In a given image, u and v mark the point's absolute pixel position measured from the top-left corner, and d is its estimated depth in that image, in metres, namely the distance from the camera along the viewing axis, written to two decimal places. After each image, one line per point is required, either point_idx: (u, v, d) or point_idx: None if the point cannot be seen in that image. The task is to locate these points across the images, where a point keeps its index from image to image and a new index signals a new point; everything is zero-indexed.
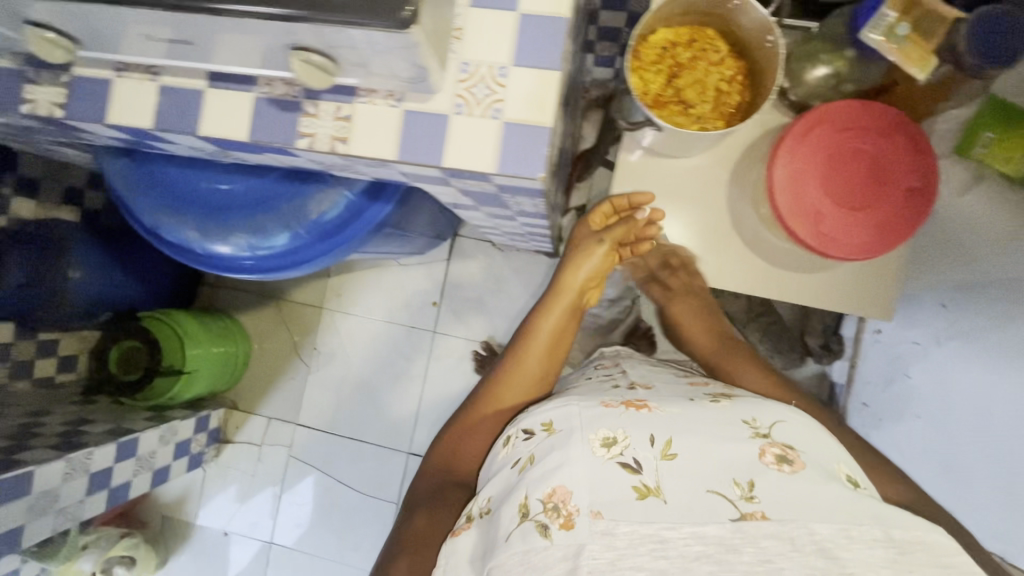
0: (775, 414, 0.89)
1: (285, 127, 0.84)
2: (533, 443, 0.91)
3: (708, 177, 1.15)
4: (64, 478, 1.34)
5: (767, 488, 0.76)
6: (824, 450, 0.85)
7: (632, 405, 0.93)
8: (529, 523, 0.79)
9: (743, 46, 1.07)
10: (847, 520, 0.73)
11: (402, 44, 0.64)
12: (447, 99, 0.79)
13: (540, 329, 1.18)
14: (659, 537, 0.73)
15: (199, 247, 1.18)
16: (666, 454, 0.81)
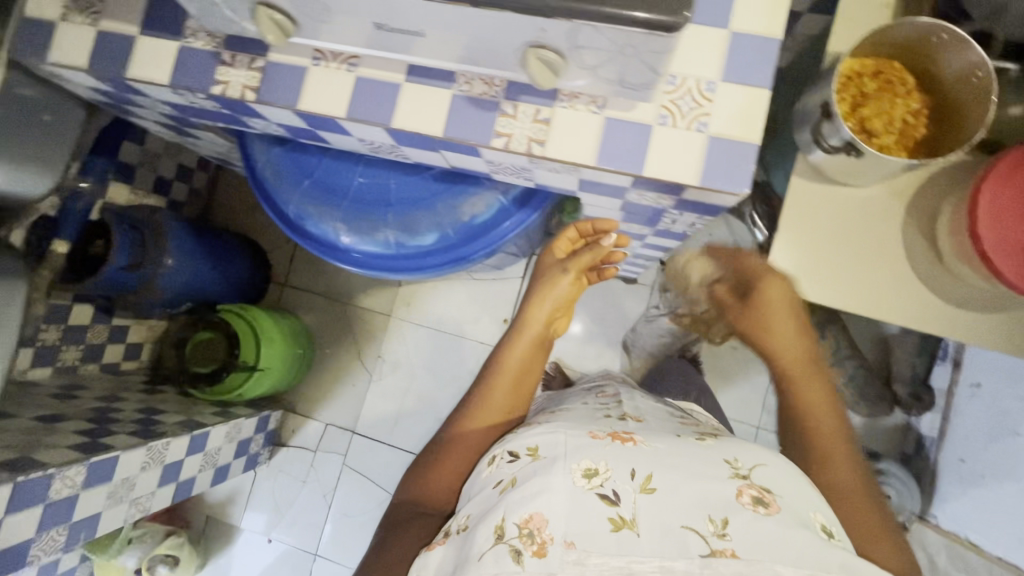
0: (755, 449, 0.61)
1: (289, 87, 0.61)
2: (517, 462, 0.61)
3: (872, 220, 0.65)
4: (143, 469, 1.03)
5: (745, 528, 0.51)
6: (802, 489, 0.57)
7: (615, 430, 0.63)
8: (497, 548, 0.53)
9: (944, 87, 0.61)
10: (825, 564, 0.49)
11: (560, 35, 0.45)
12: (650, 106, 0.55)
13: (509, 365, 0.78)
14: (627, 572, 0.50)
15: (344, 238, 0.74)
16: (647, 487, 0.55)
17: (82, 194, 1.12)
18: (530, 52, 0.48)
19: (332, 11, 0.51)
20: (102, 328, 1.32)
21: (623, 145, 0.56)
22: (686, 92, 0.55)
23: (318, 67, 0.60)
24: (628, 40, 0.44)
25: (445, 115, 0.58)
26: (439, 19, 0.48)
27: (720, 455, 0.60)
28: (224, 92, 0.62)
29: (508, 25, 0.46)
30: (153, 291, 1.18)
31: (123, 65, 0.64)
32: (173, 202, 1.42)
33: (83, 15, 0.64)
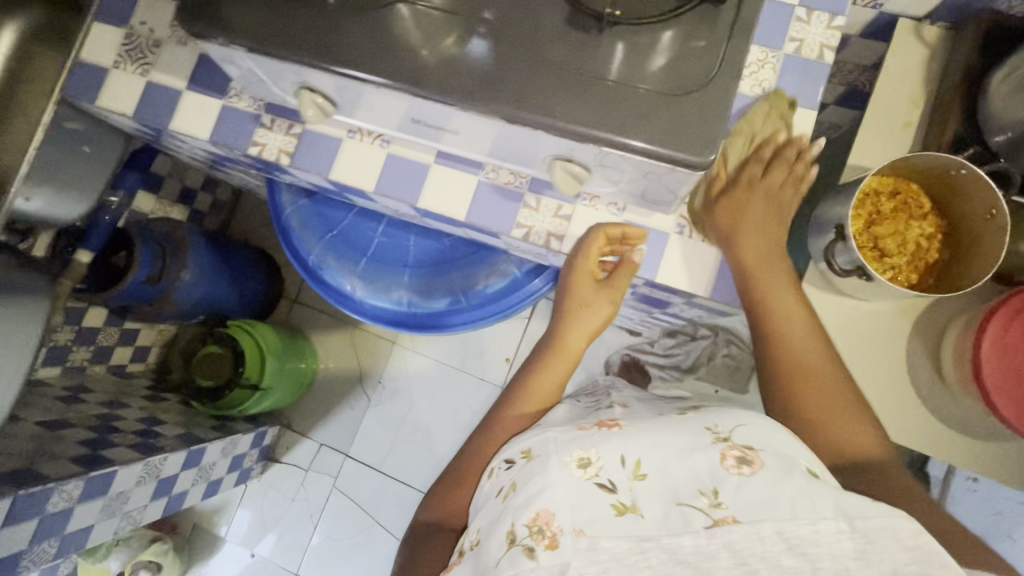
0: (733, 412, 0.56)
1: (323, 158, 0.63)
2: (512, 468, 0.56)
3: (880, 336, 0.65)
4: (138, 484, 1.05)
5: (737, 491, 0.47)
6: (786, 439, 0.52)
7: (600, 420, 0.59)
8: (510, 555, 0.48)
9: (959, 218, 0.62)
10: (816, 505, 0.45)
11: (586, 152, 0.47)
12: (667, 216, 0.57)
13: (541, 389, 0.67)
14: (639, 552, 0.46)
15: (359, 293, 0.76)
16: (638, 473, 0.51)
17: (111, 208, 1.16)
18: (558, 163, 0.50)
19: (373, 102, 0.53)
20: (114, 330, 1.32)
21: (640, 248, 0.58)
22: (704, 205, 0.57)
23: (352, 140, 0.62)
24: (651, 168, 0.46)
25: (470, 201, 0.60)
26: (473, 123, 0.50)
27: (698, 423, 0.55)
28: (260, 154, 0.64)
29: (539, 139, 0.48)
30: (169, 305, 1.20)
31: (166, 117, 0.67)
32: (196, 213, 1.45)
33: (135, 65, 0.67)
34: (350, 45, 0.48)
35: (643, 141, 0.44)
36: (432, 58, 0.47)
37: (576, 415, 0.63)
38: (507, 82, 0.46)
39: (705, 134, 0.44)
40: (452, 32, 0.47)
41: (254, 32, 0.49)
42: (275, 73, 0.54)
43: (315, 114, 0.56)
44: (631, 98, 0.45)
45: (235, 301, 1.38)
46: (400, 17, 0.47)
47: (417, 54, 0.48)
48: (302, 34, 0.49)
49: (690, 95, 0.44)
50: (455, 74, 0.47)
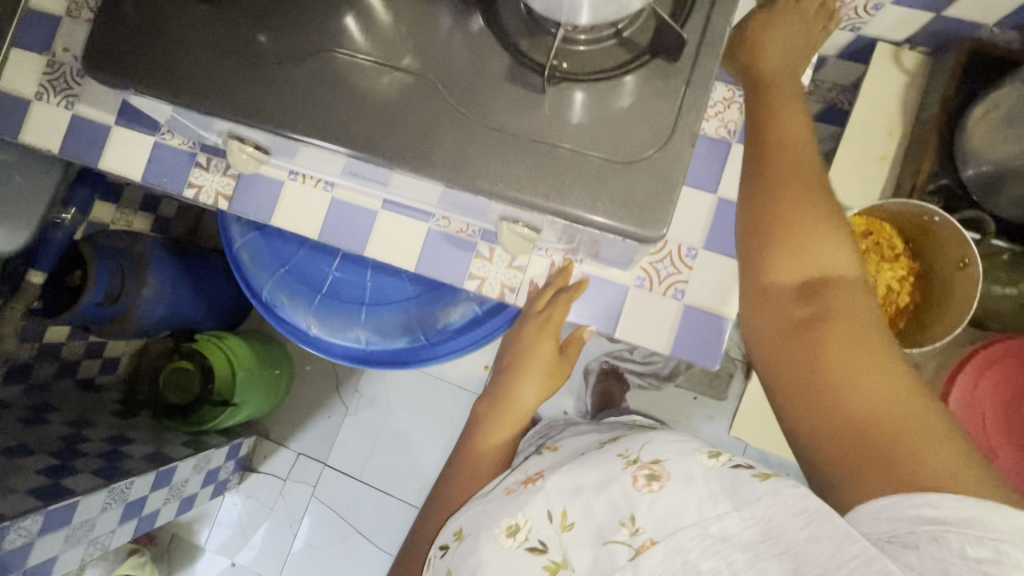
0: (645, 435, 0.55)
1: (264, 201, 0.59)
2: (447, 554, 0.54)
3: None
4: (103, 510, 1.02)
5: (650, 509, 0.45)
6: (686, 442, 0.51)
7: (526, 475, 0.57)
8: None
9: (931, 261, 0.60)
10: (718, 502, 0.43)
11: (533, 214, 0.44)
12: (627, 269, 0.54)
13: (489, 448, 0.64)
14: None
15: (314, 331, 0.73)
16: (565, 524, 0.49)
17: (63, 225, 1.11)
18: (504, 224, 0.47)
19: (307, 154, 0.49)
20: (79, 345, 1.28)
21: (597, 306, 0.55)
22: (666, 256, 0.54)
23: (294, 183, 0.58)
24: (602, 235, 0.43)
25: (420, 249, 0.56)
26: (414, 181, 0.47)
27: (611, 454, 0.54)
28: (197, 197, 0.60)
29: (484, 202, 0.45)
30: (130, 322, 1.15)
31: (95, 154, 0.62)
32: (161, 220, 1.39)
33: (59, 97, 0.62)
34: (275, 100, 0.44)
35: (591, 212, 0.41)
36: (392, 86, 0.44)
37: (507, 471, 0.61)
38: (446, 143, 0.42)
39: (654, 204, 0.41)
40: (389, 74, 0.44)
41: (173, 85, 0.45)
42: (199, 121, 0.49)
43: (246, 162, 0.52)
44: (578, 163, 0.41)
45: (204, 312, 1.34)
46: (336, 63, 0.44)
47: (375, 82, 0.44)
48: (222, 87, 0.45)
49: (643, 160, 0.41)
50: (390, 130, 0.43)
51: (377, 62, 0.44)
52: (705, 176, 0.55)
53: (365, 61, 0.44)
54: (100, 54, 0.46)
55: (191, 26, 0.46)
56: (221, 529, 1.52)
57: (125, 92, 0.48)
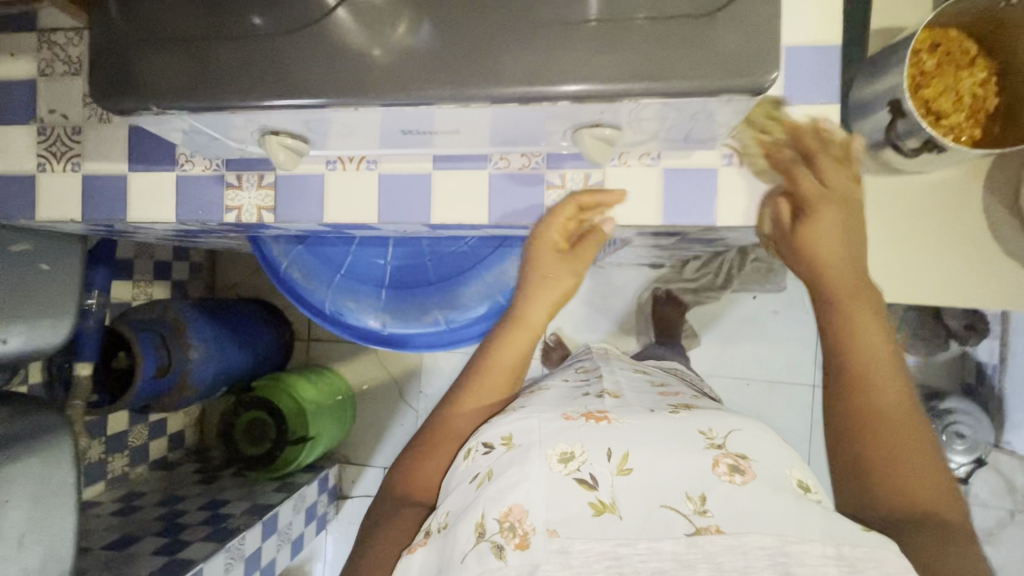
0: (727, 418, 0.55)
1: (310, 198, 0.55)
2: (491, 454, 0.52)
3: (949, 203, 0.60)
4: (226, 572, 1.02)
5: (724, 500, 0.46)
6: (776, 449, 0.52)
7: (587, 409, 0.57)
8: (478, 549, 0.45)
9: (1016, 50, 0.55)
10: (803, 520, 0.43)
11: (615, 109, 0.41)
12: (710, 151, 0.50)
13: (498, 367, 0.61)
14: (613, 555, 0.43)
15: (389, 328, 0.70)
16: (623, 468, 0.49)
17: (92, 311, 1.02)
18: (582, 132, 0.43)
19: (350, 123, 0.46)
20: (143, 427, 1.27)
21: (691, 199, 0.50)
22: (748, 124, 0.49)
23: (335, 172, 0.54)
24: (699, 108, 0.40)
25: (487, 198, 0.53)
26: (466, 114, 0.44)
27: (693, 427, 0.53)
28: (239, 219, 0.56)
29: (557, 111, 0.42)
30: (188, 390, 1.12)
31: (119, 209, 0.58)
32: (177, 284, 1.36)
33: (63, 162, 0.58)
34: (307, 75, 0.42)
35: (681, 81, 0.38)
36: (387, 58, 0.41)
37: (564, 402, 0.61)
38: (507, 59, 0.40)
39: (752, 48, 0.37)
40: (403, 14, 0.41)
41: (204, 91, 0.42)
42: (231, 126, 0.46)
43: (288, 160, 0.48)
44: (650, 34, 0.38)
45: (250, 360, 1.30)
46: (344, 18, 0.41)
47: (367, 56, 0.41)
48: (253, 77, 0.42)
49: (726, 6, 0.37)
50: (443, 68, 0.41)
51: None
52: None
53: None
54: (114, 84, 0.43)
55: (189, 21, 0.42)
56: (333, 561, 1.52)
57: (143, 116, 0.45)
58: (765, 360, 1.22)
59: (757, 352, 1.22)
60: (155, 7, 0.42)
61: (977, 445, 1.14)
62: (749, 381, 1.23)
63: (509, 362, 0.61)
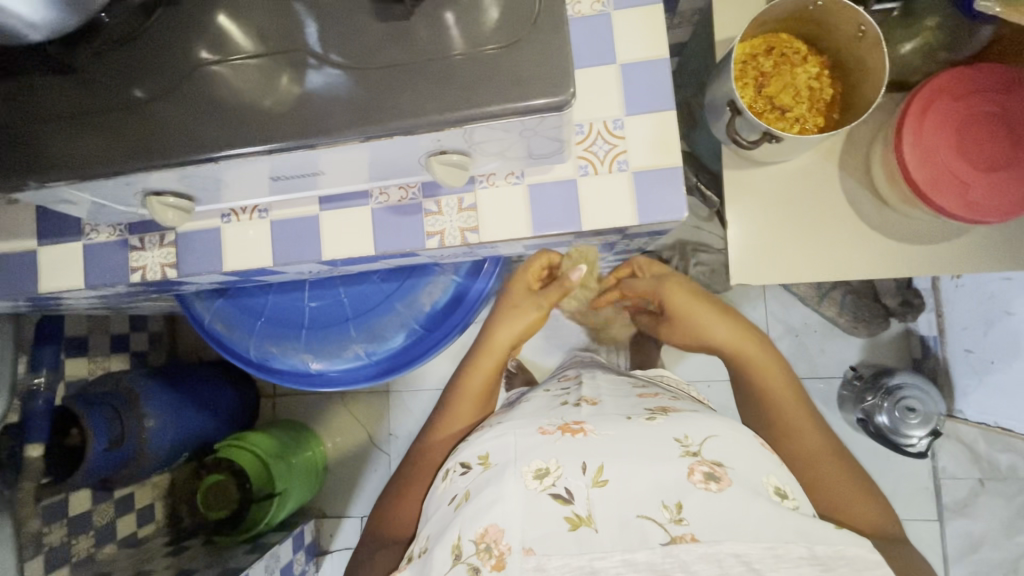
0: (704, 420, 0.54)
1: (208, 249, 0.59)
2: (468, 474, 0.54)
3: (813, 183, 0.65)
4: None
5: (699, 507, 0.46)
6: (758, 453, 0.51)
7: (564, 421, 0.56)
8: (456, 571, 0.47)
9: (837, 46, 0.61)
10: (779, 527, 0.45)
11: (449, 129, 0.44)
12: (567, 163, 0.55)
13: (473, 386, 0.72)
14: (589, 569, 0.45)
15: (316, 367, 0.74)
16: (599, 480, 0.48)
17: (40, 390, 1.06)
18: (433, 160, 0.48)
19: (228, 178, 0.50)
20: (107, 505, 1.22)
21: (643, 202, 0.54)
22: (596, 137, 0.55)
23: (230, 224, 0.58)
24: (524, 126, 0.45)
25: (372, 231, 0.57)
26: (342, 154, 0.48)
27: (668, 432, 0.52)
28: (144, 277, 0.60)
29: (403, 142, 0.46)
30: (144, 461, 1.11)
31: (32, 283, 0.61)
32: (136, 355, 1.35)
33: None
34: (176, 136, 0.46)
35: (505, 100, 0.42)
36: (276, 106, 0.45)
37: (540, 415, 0.61)
38: (353, 99, 0.44)
39: (553, 67, 0.42)
40: (281, 71, 0.45)
41: (80, 163, 0.46)
42: (115, 193, 0.50)
43: (173, 217, 0.52)
44: (473, 65, 0.43)
45: (218, 423, 1.31)
46: (214, 77, 0.46)
47: (257, 105, 0.45)
48: (124, 144, 0.46)
49: (523, 37, 0.43)
50: (296, 119, 0.45)
51: (264, 60, 0.46)
52: (603, 49, 0.55)
53: (250, 61, 0.46)
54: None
55: (64, 102, 0.46)
56: None
57: (26, 189, 0.48)
58: (720, 361, 1.22)
59: (712, 354, 1.22)
60: (33, 94, 0.46)
61: (931, 416, 1.12)
62: (708, 383, 1.22)
63: (482, 386, 0.72)
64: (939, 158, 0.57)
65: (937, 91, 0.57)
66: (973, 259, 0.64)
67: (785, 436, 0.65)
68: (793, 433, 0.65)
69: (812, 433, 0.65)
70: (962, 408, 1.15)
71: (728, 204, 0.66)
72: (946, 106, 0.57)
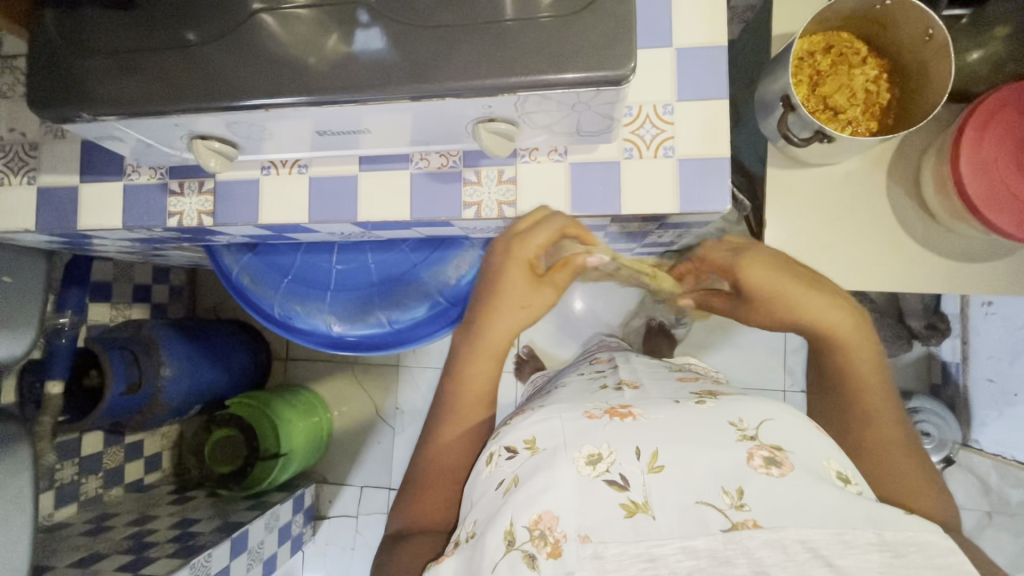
0: (759, 404, 0.54)
1: (245, 199, 0.59)
2: (515, 459, 0.52)
3: (860, 192, 0.64)
4: None
5: (761, 493, 0.45)
6: (814, 437, 0.51)
7: (611, 406, 0.56)
8: (511, 557, 0.46)
9: (899, 49, 0.60)
10: (846, 514, 0.44)
11: (499, 92, 0.43)
12: (612, 145, 0.54)
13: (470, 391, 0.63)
14: (649, 556, 0.44)
15: (336, 329, 0.75)
16: (654, 465, 0.48)
17: (65, 330, 1.06)
18: (480, 127, 0.48)
19: (274, 128, 0.50)
20: (118, 449, 1.25)
21: (688, 191, 0.53)
22: (645, 120, 0.54)
23: (269, 176, 0.58)
24: (577, 98, 0.44)
25: (409, 197, 0.57)
26: (389, 113, 0.47)
27: (722, 416, 0.52)
28: (181, 223, 0.60)
29: (452, 106, 0.46)
30: (159, 409, 1.12)
31: (72, 219, 0.62)
32: (156, 307, 1.37)
33: (20, 175, 0.62)
34: (229, 80, 0.46)
35: (555, 71, 0.42)
36: (322, 65, 0.45)
37: (584, 399, 0.61)
38: (404, 58, 0.44)
39: (615, 40, 0.42)
40: (331, 27, 0.45)
41: (131, 100, 0.46)
42: (162, 134, 0.51)
43: (216, 163, 0.52)
44: (531, 31, 0.42)
45: (229, 380, 1.32)
46: (266, 26, 0.45)
47: (303, 63, 0.45)
48: (176, 83, 0.46)
49: (588, 6, 0.42)
50: (345, 73, 0.45)
51: (315, 11, 0.45)
52: (660, 31, 0.54)
53: (301, 11, 0.45)
54: (48, 96, 0.47)
55: (120, 37, 0.46)
56: None
57: (77, 122, 0.49)
58: (733, 368, 1.21)
59: (726, 360, 1.21)
60: (89, 28, 0.47)
61: (946, 443, 1.11)
62: None
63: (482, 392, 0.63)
64: (998, 172, 0.56)
65: (1003, 102, 0.56)
66: (1017, 279, 0.63)
67: (862, 419, 0.57)
68: (870, 419, 0.57)
69: (887, 422, 0.57)
70: (979, 437, 1.12)
71: (771, 205, 0.65)
72: (1010, 119, 0.56)
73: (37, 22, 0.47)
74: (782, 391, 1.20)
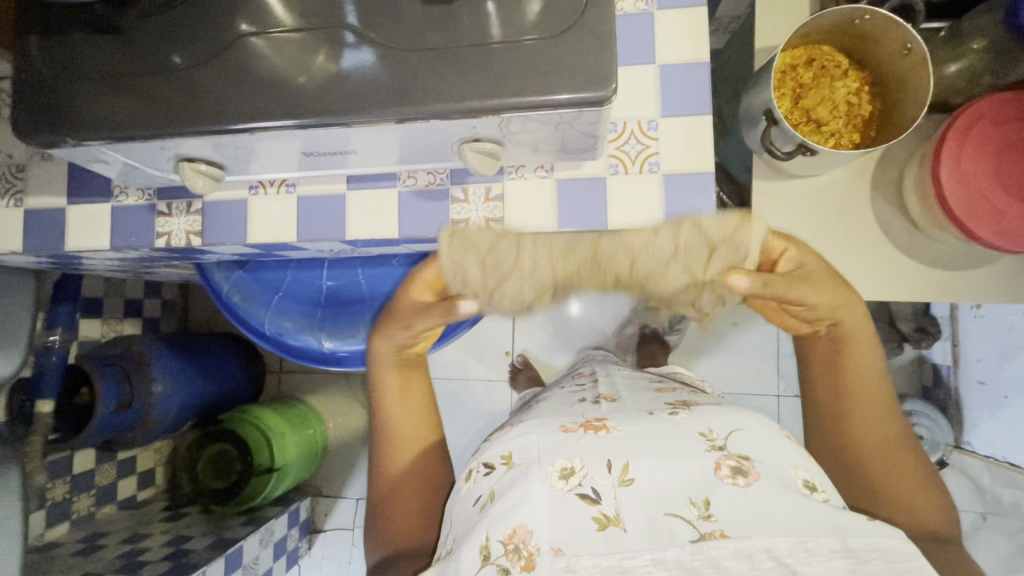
0: (728, 415, 0.54)
1: (234, 219, 0.59)
2: (491, 474, 0.53)
3: (842, 203, 0.65)
4: None
5: (728, 502, 0.46)
6: (781, 447, 0.51)
7: (585, 419, 0.56)
8: (485, 572, 0.45)
9: (879, 63, 0.61)
10: (811, 522, 0.44)
11: (483, 111, 0.44)
12: (598, 161, 0.54)
13: (404, 426, 0.62)
14: (620, 569, 0.43)
15: (328, 346, 0.76)
16: (625, 479, 0.48)
17: (54, 347, 1.06)
18: (465, 146, 0.48)
19: (261, 148, 0.50)
20: (110, 467, 1.23)
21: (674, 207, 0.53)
22: (630, 136, 0.54)
23: (258, 196, 0.59)
24: (560, 118, 0.45)
25: (397, 214, 0.57)
26: (374, 134, 0.48)
27: (692, 428, 0.53)
28: (169, 243, 0.60)
29: (436, 127, 0.46)
30: (151, 425, 1.11)
31: (57, 240, 0.61)
32: (148, 321, 1.36)
33: (6, 198, 0.62)
34: (215, 103, 0.46)
35: (544, 92, 0.42)
36: (311, 84, 0.45)
37: (562, 412, 0.61)
38: (388, 82, 0.44)
39: (596, 61, 0.42)
40: (320, 48, 0.45)
41: (119, 125, 0.46)
42: (149, 157, 0.51)
43: (204, 185, 0.52)
44: (516, 53, 0.43)
45: (222, 395, 1.31)
46: (255, 48, 0.45)
47: (292, 83, 0.45)
48: (164, 107, 0.46)
49: (570, 28, 0.43)
50: (334, 94, 0.45)
51: (304, 34, 0.45)
52: (644, 48, 0.55)
53: (291, 34, 0.45)
54: (35, 121, 0.47)
55: (109, 62, 0.46)
56: None
57: (63, 146, 0.48)
58: (727, 374, 1.21)
59: (720, 366, 1.21)
60: (76, 55, 0.47)
61: (937, 446, 1.12)
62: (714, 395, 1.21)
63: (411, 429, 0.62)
64: (977, 183, 0.56)
65: (979, 114, 0.56)
66: (998, 287, 0.63)
67: (866, 424, 0.54)
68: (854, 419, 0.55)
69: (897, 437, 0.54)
70: (970, 439, 1.13)
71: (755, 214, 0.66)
72: (987, 129, 0.56)
73: (22, 47, 0.47)
74: (777, 396, 1.20)
